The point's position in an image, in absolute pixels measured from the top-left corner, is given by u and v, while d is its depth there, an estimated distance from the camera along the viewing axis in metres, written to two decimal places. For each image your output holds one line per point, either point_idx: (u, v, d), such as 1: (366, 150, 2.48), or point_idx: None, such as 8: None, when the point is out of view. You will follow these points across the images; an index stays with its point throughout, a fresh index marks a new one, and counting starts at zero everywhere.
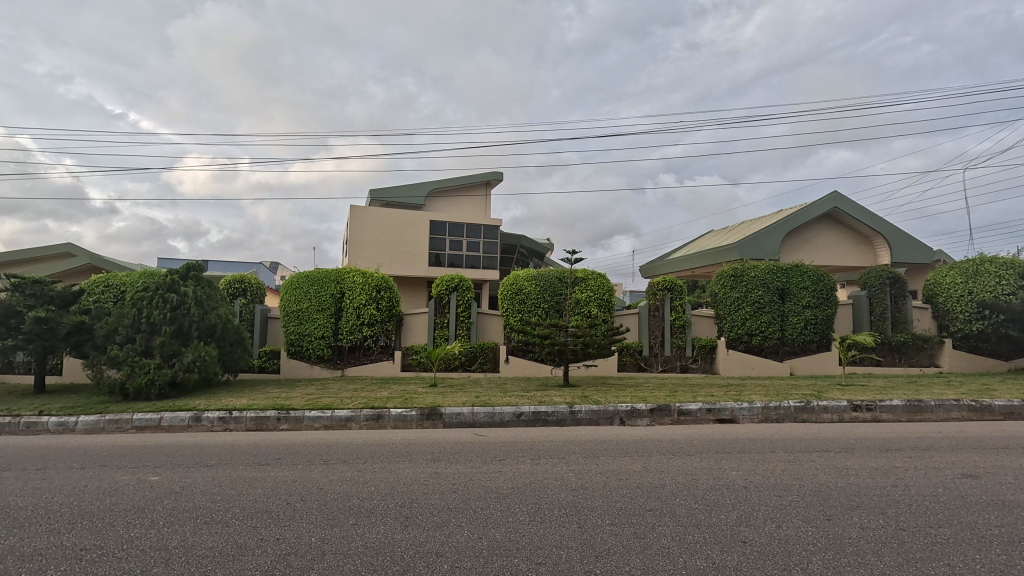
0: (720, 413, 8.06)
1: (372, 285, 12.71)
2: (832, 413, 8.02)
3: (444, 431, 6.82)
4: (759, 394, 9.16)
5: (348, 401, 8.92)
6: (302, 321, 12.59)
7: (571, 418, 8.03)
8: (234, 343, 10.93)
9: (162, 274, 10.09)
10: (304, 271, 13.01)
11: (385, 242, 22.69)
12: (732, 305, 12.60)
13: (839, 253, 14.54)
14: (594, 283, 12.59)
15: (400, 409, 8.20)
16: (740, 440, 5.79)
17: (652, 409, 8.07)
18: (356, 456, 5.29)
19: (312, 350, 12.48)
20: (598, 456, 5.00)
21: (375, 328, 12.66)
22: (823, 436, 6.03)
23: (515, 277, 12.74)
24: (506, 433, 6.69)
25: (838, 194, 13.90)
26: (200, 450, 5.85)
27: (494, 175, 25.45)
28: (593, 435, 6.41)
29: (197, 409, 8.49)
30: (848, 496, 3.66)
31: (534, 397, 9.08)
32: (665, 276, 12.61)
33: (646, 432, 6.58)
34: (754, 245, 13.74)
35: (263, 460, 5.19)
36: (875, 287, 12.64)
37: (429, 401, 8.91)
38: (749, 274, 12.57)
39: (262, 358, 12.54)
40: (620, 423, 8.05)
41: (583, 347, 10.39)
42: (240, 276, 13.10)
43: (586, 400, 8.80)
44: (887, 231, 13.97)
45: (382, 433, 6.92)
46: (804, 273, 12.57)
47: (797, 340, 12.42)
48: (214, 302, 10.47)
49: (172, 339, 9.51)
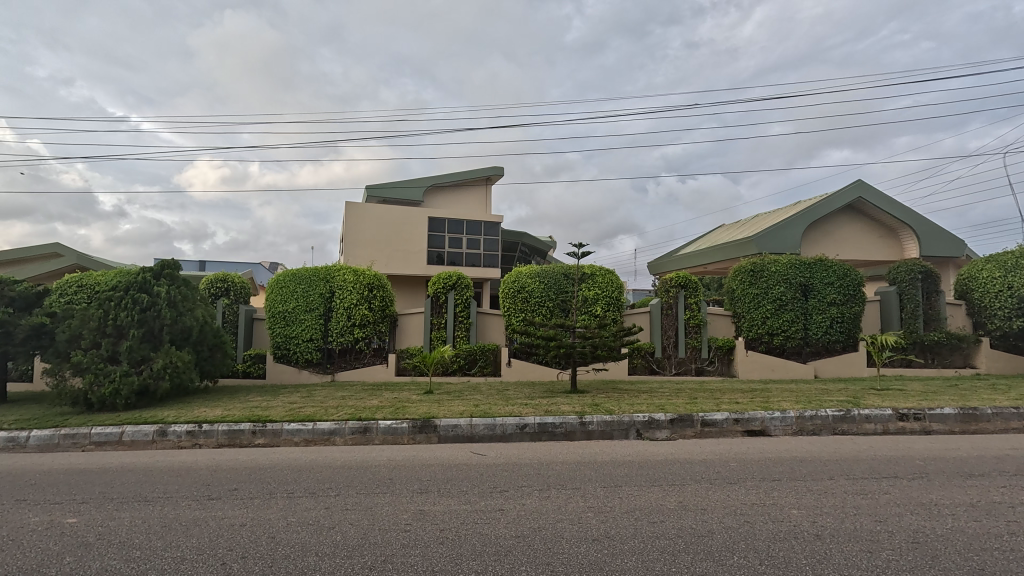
0: (750, 424, 7.17)
1: (363, 283, 11.84)
2: (876, 423, 7.13)
3: (438, 450, 5.98)
4: (789, 401, 8.27)
5: (334, 411, 8.04)
6: (288, 323, 11.76)
7: (581, 430, 7.16)
8: (213, 348, 10.08)
9: (134, 272, 9.23)
10: (292, 269, 12.17)
11: (382, 239, 21.85)
12: (752, 303, 11.69)
13: (863, 247, 13.62)
14: (602, 280, 11.69)
15: (390, 421, 7.36)
16: (787, 461, 4.91)
17: (672, 419, 7.22)
18: (328, 484, 4.42)
19: (299, 354, 11.66)
20: (621, 487, 4.10)
21: (367, 330, 11.81)
22: (879, 454, 5.15)
23: (517, 274, 11.87)
24: (508, 451, 5.81)
25: (862, 183, 12.99)
26: (149, 474, 4.99)
27: (495, 170, 24.62)
28: (610, 454, 5.54)
29: (166, 421, 7.64)
30: (960, 553, 2.77)
31: (540, 406, 8.20)
32: (679, 272, 11.76)
33: (670, 450, 5.71)
34: (773, 238, 12.84)
35: (215, 490, 4.31)
36: (906, 281, 11.72)
37: (422, 410, 8.04)
38: (769, 270, 11.67)
39: (246, 362, 11.70)
40: (636, 436, 7.17)
41: (591, 349, 9.52)
42: (221, 275, 12.12)
43: (598, 408, 7.93)
44: (916, 222, 13.05)
45: (365, 451, 6.05)
46: (828, 268, 11.66)
47: (821, 340, 11.52)
48: (190, 303, 9.58)
49: (141, 343, 8.60)
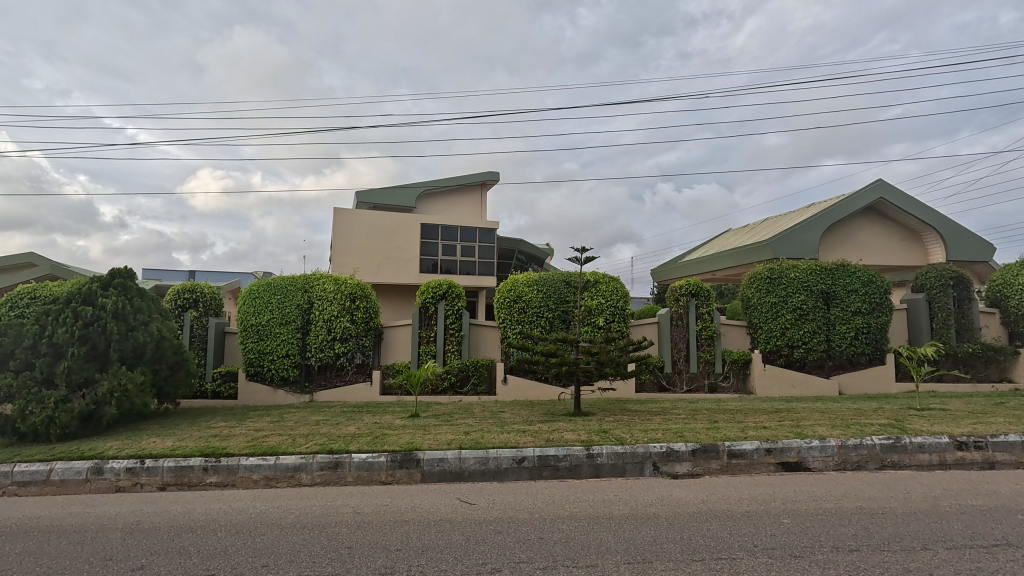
0: (784, 456, 6.16)
1: (344, 293, 10.82)
2: (930, 453, 6.15)
3: (419, 496, 4.96)
4: (824, 425, 7.27)
5: (302, 441, 6.98)
6: (263, 337, 10.70)
7: (588, 464, 6.16)
8: (173, 364, 9.03)
9: (80, 282, 8.18)
10: (266, 277, 11.13)
11: (372, 247, 20.86)
12: (769, 313, 10.70)
13: (884, 252, 12.70)
14: (606, 288, 10.69)
15: (365, 453, 6.31)
16: (854, 516, 3.90)
17: (694, 450, 6.22)
18: (266, 560, 3.38)
19: (274, 371, 10.61)
20: (652, 566, 3.09)
21: (348, 345, 10.76)
22: (966, 504, 4.16)
23: (513, 282, 10.88)
24: (503, 498, 4.80)
25: (883, 183, 12.10)
26: (47, 538, 3.93)
27: (490, 175, 23.71)
28: (626, 502, 4.53)
29: (106, 455, 6.56)
30: None
31: (540, 432, 7.18)
32: (689, 280, 10.78)
33: (700, 493, 4.71)
34: (789, 242, 11.90)
35: (112, 570, 3.25)
36: (936, 288, 10.77)
37: (404, 439, 6.97)
38: (787, 276, 10.72)
39: (216, 381, 10.67)
40: (652, 470, 6.18)
41: (596, 367, 8.50)
42: (190, 285, 11.06)
43: (607, 435, 6.91)
44: (941, 224, 12.15)
45: (331, 497, 5.01)
46: (852, 274, 10.71)
47: (846, 353, 10.55)
48: (146, 317, 8.54)
49: (84, 363, 7.51)
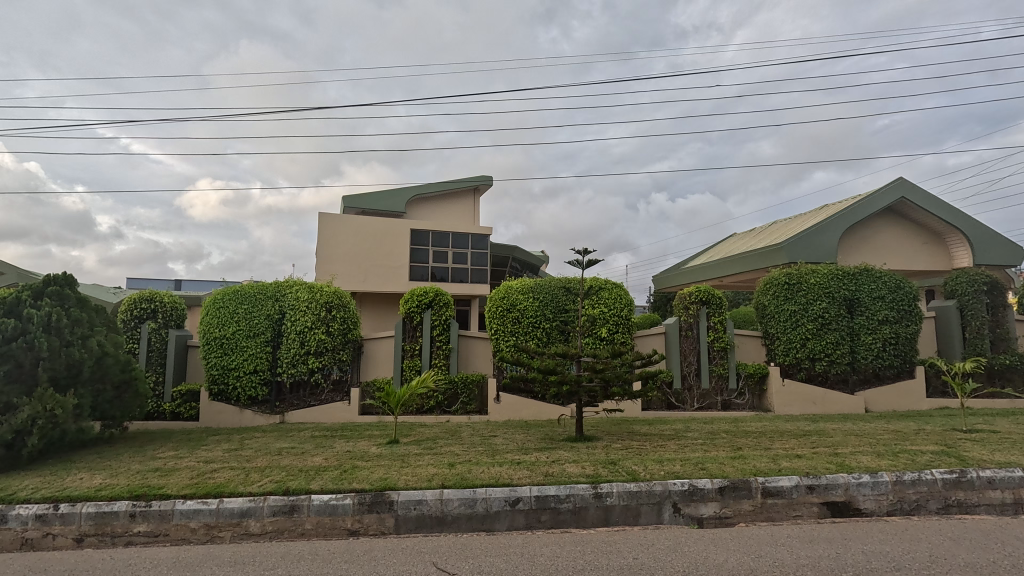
0: (829, 494, 5.17)
1: (319, 303, 9.77)
2: (1003, 491, 5.18)
3: (387, 559, 3.92)
4: (868, 452, 6.28)
5: (257, 477, 5.91)
6: (227, 351, 9.61)
7: (596, 506, 5.14)
8: (117, 383, 7.93)
9: (7, 291, 7.09)
10: (233, 285, 10.07)
11: (359, 253, 19.81)
12: (788, 323, 9.75)
13: (906, 256, 11.81)
14: (609, 295, 9.70)
15: (328, 494, 5.25)
16: None
17: (722, 488, 5.20)
18: None
19: (240, 389, 9.53)
20: None
21: (323, 359, 9.69)
22: None
23: (506, 289, 9.87)
24: (493, 564, 3.76)
25: (904, 182, 11.24)
26: None
27: (483, 179, 22.80)
28: (653, 572, 3.50)
29: (15, 497, 5.46)
30: None
31: (539, 463, 6.13)
32: (699, 286, 9.83)
33: (744, 555, 3.70)
34: (806, 246, 10.99)
35: None
36: (968, 294, 9.87)
37: (377, 474, 5.91)
38: (807, 282, 9.78)
39: (175, 402, 9.61)
40: (673, 513, 5.17)
41: (601, 385, 7.49)
42: (147, 293, 9.97)
43: (616, 467, 5.89)
44: (967, 226, 11.27)
45: (274, 562, 3.96)
46: (877, 279, 9.80)
47: (872, 366, 9.61)
48: (86, 330, 7.47)
49: (3, 386, 6.41)
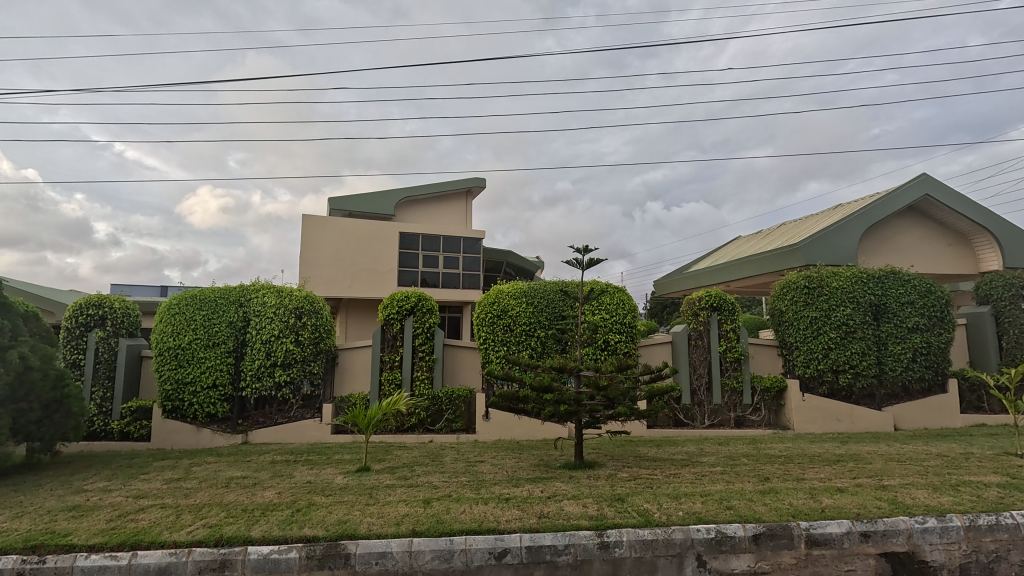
0: (888, 543, 4.20)
1: (288, 308, 8.75)
2: None
3: None
4: (920, 483, 5.34)
5: (189, 519, 4.85)
6: (182, 364, 8.54)
7: (602, 560, 4.14)
8: (46, 401, 6.87)
9: None
10: (192, 290, 9.03)
11: (344, 258, 18.79)
12: (808, 331, 8.81)
13: (930, 258, 10.94)
14: (611, 300, 8.75)
15: (268, 546, 4.22)
16: None
17: (758, 535, 4.21)
18: None
19: (196, 406, 8.46)
20: None
21: (291, 372, 8.65)
22: None
23: (497, 294, 8.90)
24: None
25: (928, 179, 10.37)
26: None
27: (476, 181, 21.84)
28: None
29: None
30: None
31: (532, 500, 5.13)
32: (710, 291, 8.89)
33: None
34: (824, 247, 10.07)
35: None
36: (1005, 299, 8.98)
37: (336, 515, 4.88)
38: (829, 286, 8.85)
39: (124, 420, 8.58)
40: (697, 568, 4.17)
41: (603, 401, 6.52)
42: (95, 299, 8.90)
43: (624, 505, 4.90)
44: (996, 226, 10.43)
45: None
46: (905, 283, 8.91)
47: (901, 379, 8.68)
48: (7, 339, 6.41)
49: None
